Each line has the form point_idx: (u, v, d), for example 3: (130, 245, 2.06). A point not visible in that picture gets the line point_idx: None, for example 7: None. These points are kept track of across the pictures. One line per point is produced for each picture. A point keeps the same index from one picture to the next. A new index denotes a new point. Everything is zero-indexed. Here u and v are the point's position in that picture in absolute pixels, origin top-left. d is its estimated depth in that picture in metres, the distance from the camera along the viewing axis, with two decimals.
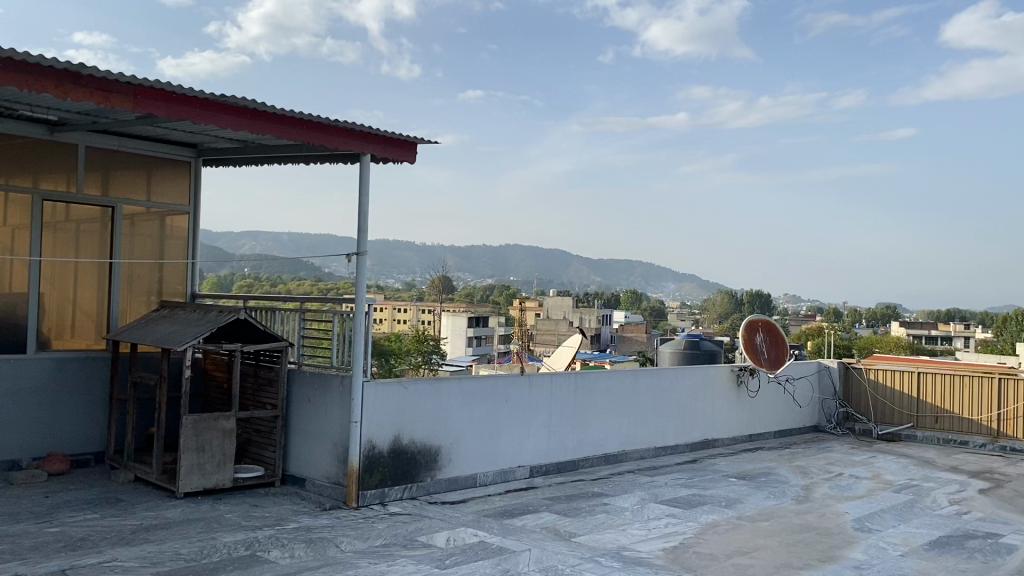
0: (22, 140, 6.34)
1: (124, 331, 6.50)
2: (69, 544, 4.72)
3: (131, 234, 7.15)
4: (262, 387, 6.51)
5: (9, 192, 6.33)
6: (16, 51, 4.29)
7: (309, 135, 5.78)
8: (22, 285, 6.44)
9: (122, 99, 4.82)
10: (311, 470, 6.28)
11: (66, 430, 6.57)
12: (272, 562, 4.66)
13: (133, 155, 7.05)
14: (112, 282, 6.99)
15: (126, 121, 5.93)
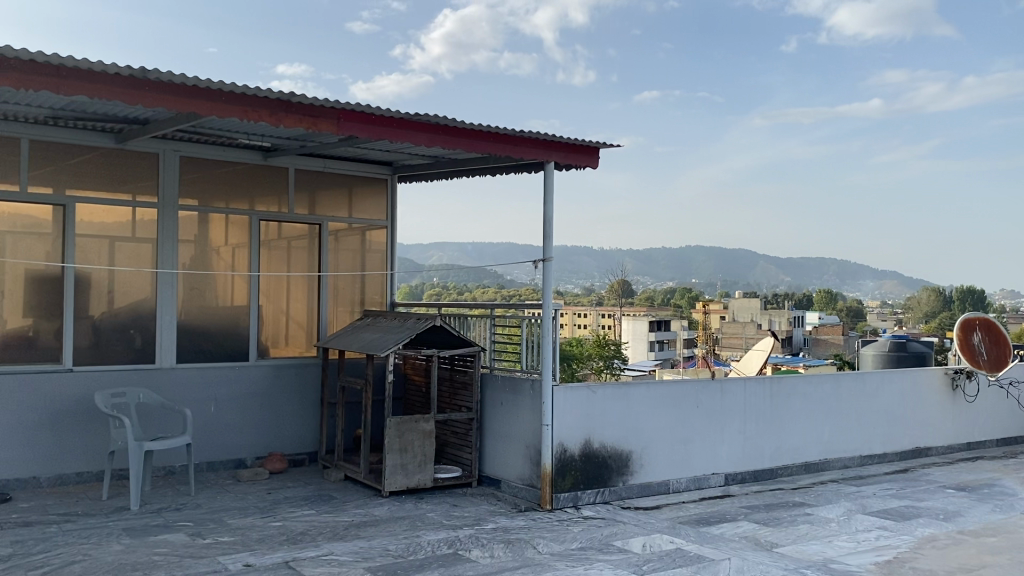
0: (240, 166, 6.98)
1: (332, 339, 6.95)
2: (291, 538, 5.09)
3: (336, 249, 7.61)
4: (458, 390, 6.74)
5: (230, 215, 6.96)
6: (235, 85, 4.71)
7: (497, 147, 5.93)
8: (242, 299, 7.03)
9: (327, 123, 5.16)
10: (506, 472, 6.43)
11: (284, 432, 7.10)
12: (474, 560, 4.80)
13: (335, 175, 7.53)
14: (320, 293, 7.49)
15: (329, 143, 6.35)
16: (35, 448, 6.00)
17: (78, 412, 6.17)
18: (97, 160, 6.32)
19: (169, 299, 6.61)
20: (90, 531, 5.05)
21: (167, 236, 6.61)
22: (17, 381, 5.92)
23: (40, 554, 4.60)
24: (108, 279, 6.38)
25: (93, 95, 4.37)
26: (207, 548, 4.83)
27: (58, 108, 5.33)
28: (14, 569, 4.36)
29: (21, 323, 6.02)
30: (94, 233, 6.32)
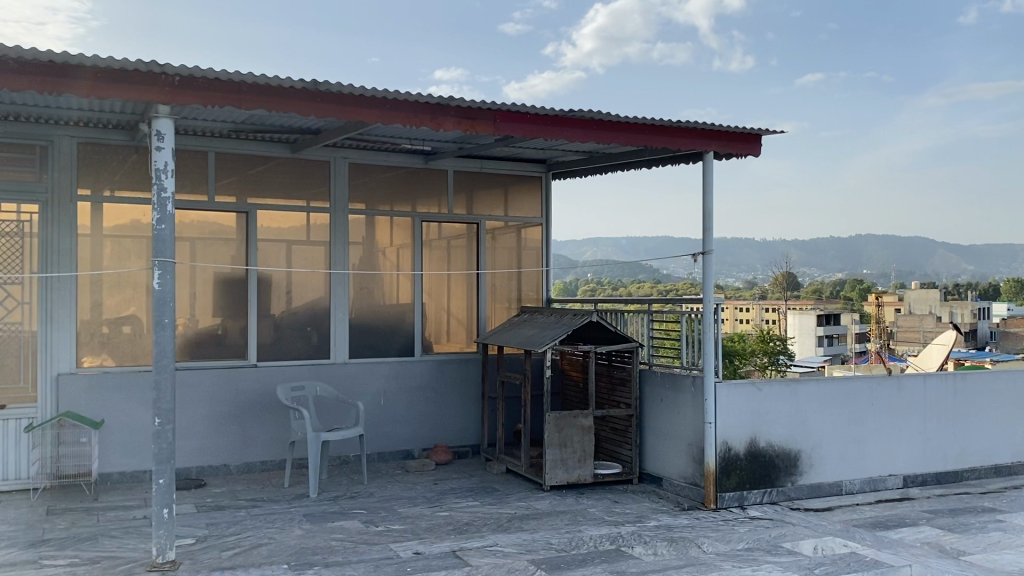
0: (403, 170, 7.25)
1: (491, 335, 7.08)
2: (457, 528, 5.24)
3: (494, 247, 7.75)
4: (616, 386, 6.71)
5: (394, 217, 7.24)
6: (399, 91, 4.90)
7: (652, 139, 5.85)
8: (406, 297, 7.30)
9: (484, 125, 5.28)
10: (667, 469, 6.34)
11: (447, 425, 7.33)
12: (637, 557, 4.77)
13: (492, 174, 7.67)
14: (479, 291, 7.65)
15: (487, 144, 6.48)
16: (225, 437, 6.50)
17: (262, 404, 6.63)
18: (275, 170, 6.75)
19: (341, 298, 6.98)
20: (274, 516, 5.42)
21: (338, 238, 6.97)
22: (209, 375, 6.44)
23: (232, 536, 4.97)
24: (285, 280, 6.80)
25: (270, 108, 4.68)
26: (379, 535, 5.06)
27: (241, 123, 5.75)
28: (210, 549, 4.73)
29: (212, 322, 6.53)
30: (273, 237, 6.75)
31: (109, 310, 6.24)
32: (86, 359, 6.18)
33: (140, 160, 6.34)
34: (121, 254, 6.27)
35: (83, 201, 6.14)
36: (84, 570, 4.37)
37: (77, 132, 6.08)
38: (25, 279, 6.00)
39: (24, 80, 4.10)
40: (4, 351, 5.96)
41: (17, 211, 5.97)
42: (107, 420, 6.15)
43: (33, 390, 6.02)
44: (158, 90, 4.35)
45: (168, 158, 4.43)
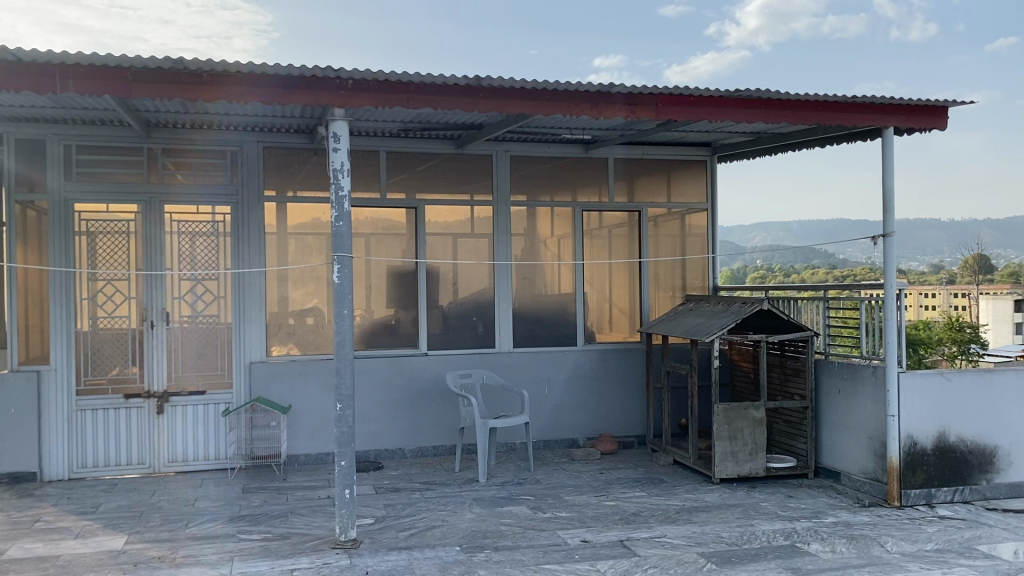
0: (564, 161, 7.29)
1: (655, 324, 6.98)
2: (625, 517, 5.23)
3: (657, 235, 7.61)
4: (789, 377, 6.45)
5: (555, 208, 7.28)
6: (558, 82, 4.92)
7: (825, 117, 5.56)
8: (570, 287, 7.33)
9: (646, 110, 5.20)
10: (845, 464, 6.04)
11: (613, 415, 7.31)
12: (814, 554, 4.57)
13: (655, 161, 7.56)
14: (642, 280, 7.53)
15: (649, 129, 6.40)
16: (399, 423, 6.80)
17: (433, 391, 6.87)
18: (441, 166, 6.97)
19: (505, 289, 7.11)
20: (446, 499, 5.61)
21: (502, 230, 7.10)
22: (383, 364, 6.75)
23: (408, 517, 5.20)
24: (452, 272, 7.01)
25: (435, 105, 4.83)
26: (547, 521, 5.13)
27: (409, 121, 5.97)
28: (388, 529, 4.96)
29: (386, 313, 6.84)
30: (440, 231, 6.97)
31: (293, 302, 6.66)
32: (275, 348, 6.64)
33: (319, 161, 6.71)
34: (303, 250, 6.67)
35: (269, 202, 6.58)
36: (276, 544, 4.71)
37: (263, 137, 6.52)
38: (221, 275, 6.52)
39: (213, 91, 4.45)
40: (204, 341, 6.50)
41: (212, 212, 6.50)
42: (294, 405, 6.59)
43: (228, 377, 6.54)
44: (332, 93, 4.59)
45: (344, 158, 4.66)
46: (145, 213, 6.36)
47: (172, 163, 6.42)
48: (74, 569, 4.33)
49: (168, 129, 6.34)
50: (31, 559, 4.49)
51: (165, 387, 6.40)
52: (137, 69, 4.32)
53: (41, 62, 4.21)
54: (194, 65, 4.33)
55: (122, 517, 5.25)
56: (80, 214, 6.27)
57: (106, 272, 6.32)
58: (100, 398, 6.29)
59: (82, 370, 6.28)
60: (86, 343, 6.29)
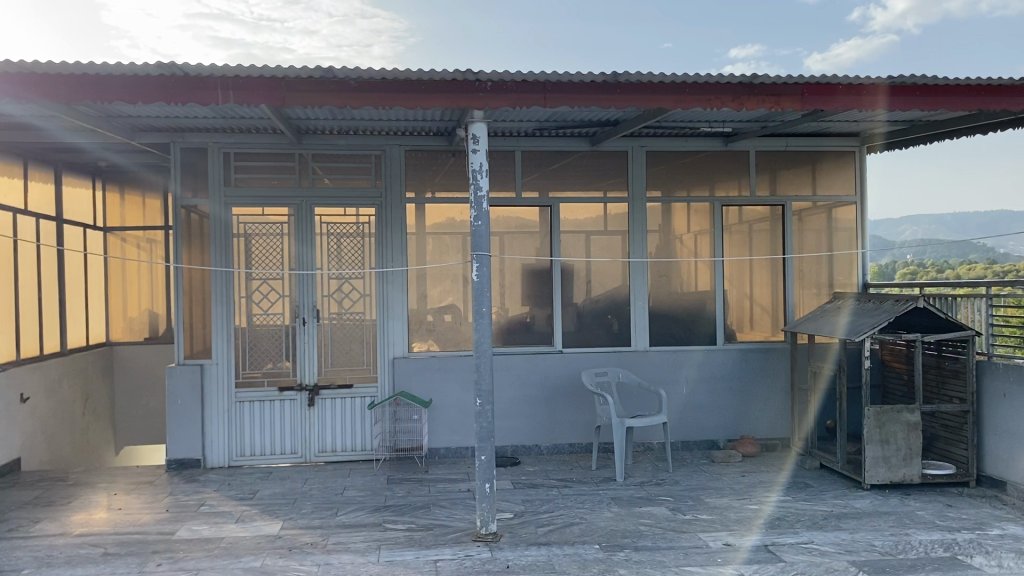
0: (701, 155, 7.14)
1: (800, 323, 6.73)
2: (769, 522, 5.07)
3: (801, 230, 7.33)
4: (948, 379, 6.08)
5: (692, 203, 7.15)
6: (698, 74, 4.83)
7: (989, 101, 5.19)
8: (708, 285, 7.17)
9: (791, 100, 5.02)
10: (1012, 473, 5.62)
11: (754, 416, 7.10)
12: (978, 568, 4.28)
13: (798, 153, 7.28)
14: (786, 277, 7.27)
15: (792, 120, 6.18)
16: (536, 419, 6.85)
17: (569, 389, 6.89)
18: (575, 163, 6.98)
19: (641, 286, 7.03)
20: (584, 497, 5.61)
21: (638, 227, 7.03)
22: (520, 361, 6.83)
23: (546, 513, 5.23)
24: (587, 270, 7.00)
25: (573, 103, 4.85)
26: (688, 523, 5.04)
27: (545, 120, 6.00)
28: (527, 524, 5.02)
29: (521, 310, 6.92)
30: (575, 229, 6.97)
31: (431, 300, 6.83)
32: (416, 344, 6.83)
33: (457, 162, 6.85)
34: (441, 249, 6.81)
35: (409, 203, 6.78)
36: (420, 535, 4.85)
37: (405, 141, 6.72)
38: (366, 274, 6.77)
39: (360, 98, 4.63)
40: (350, 337, 6.77)
41: (356, 214, 6.75)
42: (435, 400, 6.75)
43: (373, 371, 6.78)
44: (472, 96, 4.68)
45: (483, 159, 4.74)
46: (296, 215, 6.69)
47: (320, 168, 6.72)
48: (236, 551, 4.61)
49: (317, 135, 6.64)
50: (198, 540, 4.81)
51: (315, 380, 6.71)
52: (291, 78, 4.56)
53: (203, 75, 4.50)
54: (342, 74, 4.52)
55: (277, 504, 5.54)
56: (238, 217, 6.66)
57: (260, 272, 6.69)
58: (256, 390, 6.66)
59: (241, 364, 6.67)
60: (243, 338, 6.68)
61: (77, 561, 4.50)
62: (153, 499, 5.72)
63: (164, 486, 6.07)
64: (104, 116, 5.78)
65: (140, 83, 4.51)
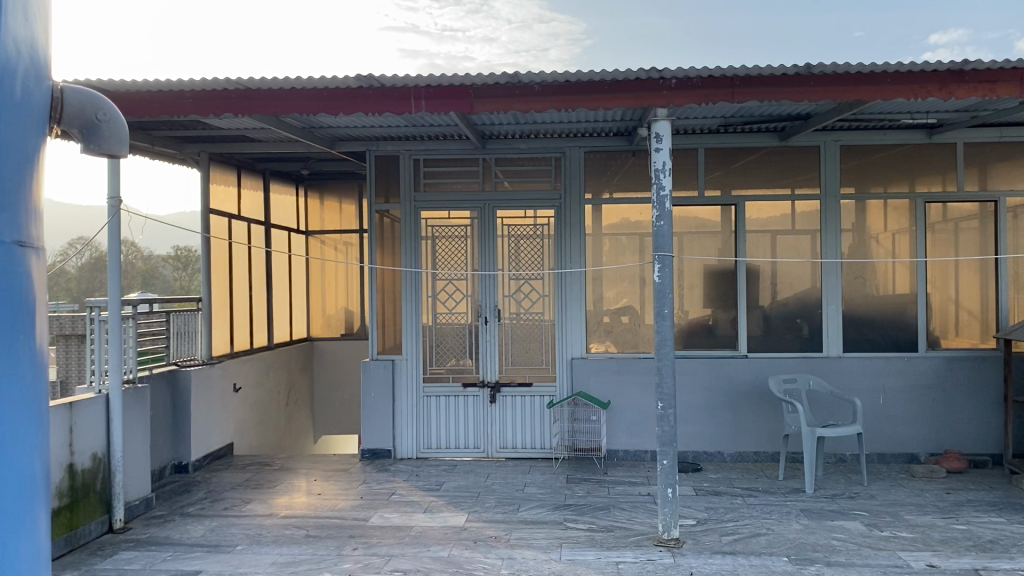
0: (901, 149, 6.69)
1: (1016, 330, 6.15)
2: (980, 544, 4.67)
3: (1017, 228, 6.69)
4: None
5: (890, 201, 6.71)
6: (900, 63, 4.52)
7: None
8: (907, 287, 6.70)
9: (1009, 87, 4.59)
10: None
11: (961, 429, 6.57)
12: None
13: (1014, 143, 6.64)
14: (998, 280, 6.67)
15: (1009, 108, 5.67)
16: (718, 425, 6.69)
17: (755, 394, 6.66)
18: (761, 161, 6.74)
19: (833, 289, 6.69)
20: (770, 507, 5.40)
21: (831, 226, 6.68)
22: (702, 364, 6.69)
23: (730, 522, 5.08)
24: (772, 271, 6.74)
25: (762, 99, 4.68)
26: (886, 541, 4.73)
27: (730, 116, 5.83)
28: (711, 532, 4.90)
29: (703, 313, 6.77)
30: (761, 228, 6.74)
31: (610, 301, 6.80)
32: (594, 345, 6.83)
33: (637, 162, 6.78)
34: (619, 250, 6.77)
35: (587, 203, 6.79)
36: (601, 536, 4.85)
37: (586, 142, 6.75)
38: (545, 275, 6.85)
39: (545, 101, 4.70)
40: (530, 337, 6.88)
41: (535, 215, 6.85)
42: (613, 401, 6.73)
43: (552, 371, 6.85)
44: (656, 94, 4.63)
45: (666, 158, 4.65)
46: (480, 218, 6.88)
47: (502, 171, 6.88)
48: (424, 540, 4.81)
49: (500, 140, 6.79)
50: (390, 528, 5.05)
51: (496, 378, 6.88)
52: (478, 86, 4.70)
53: (398, 86, 4.72)
54: (527, 78, 4.61)
55: (462, 496, 5.72)
56: (426, 221, 6.95)
57: (445, 272, 6.93)
58: (441, 385, 6.92)
59: (427, 360, 6.95)
60: (430, 335, 6.95)
61: (283, 541, 4.85)
62: (348, 486, 6.07)
63: (358, 474, 6.43)
64: (308, 127, 6.21)
65: (339, 94, 4.80)
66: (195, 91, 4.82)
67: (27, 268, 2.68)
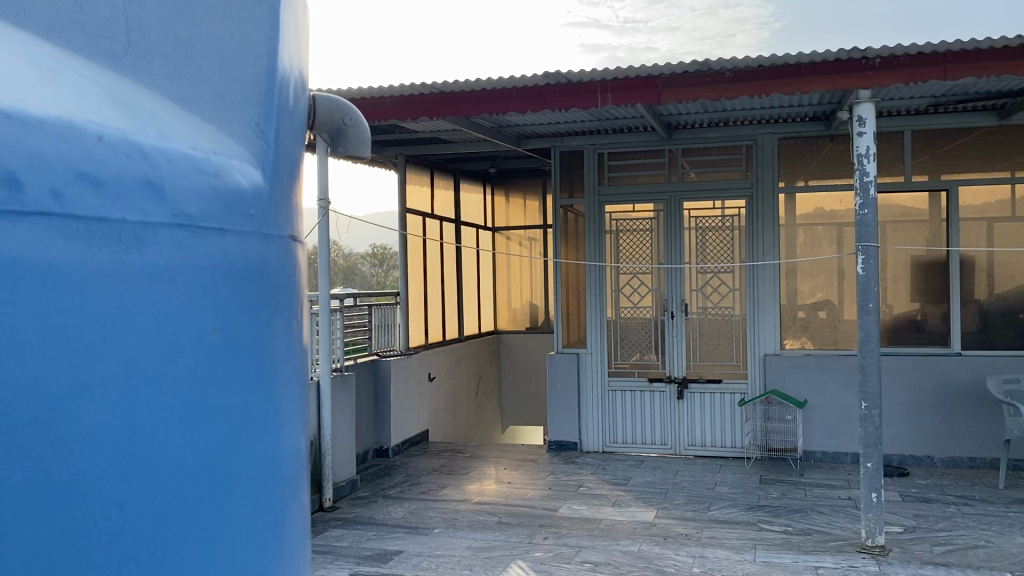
0: None
1: None
2: None
3: None
4: None
5: None
6: None
7: None
8: None
9: None
10: None
11: None
12: None
13: None
14: None
15: None
16: (927, 427, 6.24)
17: (970, 394, 6.15)
18: (979, 141, 6.19)
19: None
20: (990, 518, 4.97)
21: None
22: (908, 362, 6.26)
23: (944, 532, 4.73)
24: (989, 261, 6.19)
25: (981, 74, 4.29)
26: None
27: (941, 95, 5.42)
28: (921, 541, 4.58)
29: (910, 308, 6.33)
30: (977, 215, 6.20)
31: (805, 295, 6.51)
32: (789, 342, 6.56)
33: (836, 148, 6.43)
34: (815, 241, 6.46)
35: (780, 192, 6.52)
36: (799, 539, 4.66)
37: (779, 129, 6.48)
38: (736, 267, 6.65)
39: (737, 88, 4.56)
40: (720, 332, 6.71)
41: (723, 207, 6.66)
42: (810, 400, 6.43)
43: (744, 367, 6.64)
44: (858, 75, 4.36)
45: (870, 142, 4.40)
46: (665, 211, 6.78)
47: (689, 162, 6.74)
48: (614, 534, 4.82)
49: (687, 129, 6.67)
50: (579, 519, 5.11)
51: (685, 373, 6.77)
52: (666, 75, 4.64)
53: (586, 80, 4.75)
54: (718, 65, 4.49)
55: (651, 492, 5.68)
56: (610, 215, 6.94)
57: (630, 266, 6.89)
58: (628, 380, 6.90)
59: (613, 354, 6.95)
60: (615, 330, 6.95)
61: (477, 526, 5.02)
62: (537, 476, 6.19)
63: (547, 465, 6.53)
64: (497, 127, 6.38)
65: (528, 92, 4.89)
66: (395, 95, 5.09)
67: (298, 260, 2.23)
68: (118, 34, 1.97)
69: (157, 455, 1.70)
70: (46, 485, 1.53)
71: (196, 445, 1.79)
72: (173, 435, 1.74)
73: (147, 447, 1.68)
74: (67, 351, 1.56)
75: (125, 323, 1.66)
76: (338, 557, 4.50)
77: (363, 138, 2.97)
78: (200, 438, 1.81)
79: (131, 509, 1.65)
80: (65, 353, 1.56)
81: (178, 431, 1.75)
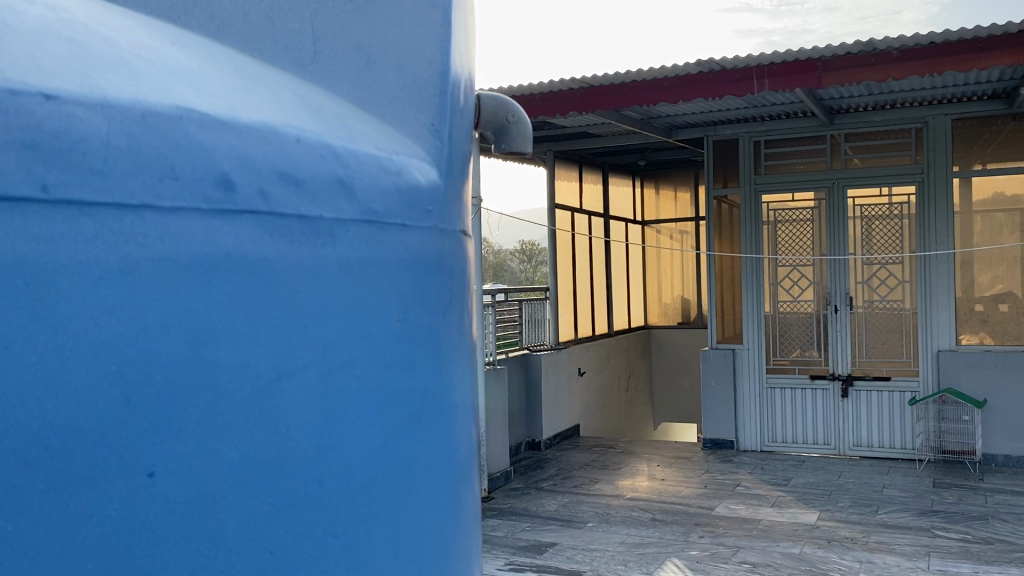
0: None
1: None
2: None
3: None
4: None
5: None
6: None
7: None
8: None
9: None
10: None
11: None
12: None
13: None
14: None
15: None
16: None
17: None
18: None
19: None
20: None
21: None
22: None
23: None
24: None
25: None
26: None
27: None
28: None
29: None
30: None
31: (984, 287, 6.04)
32: (965, 337, 6.13)
33: (1019, 127, 5.93)
34: (995, 229, 5.99)
35: (954, 176, 6.09)
36: (978, 548, 4.35)
37: (954, 109, 6.05)
38: (905, 258, 6.27)
39: (905, 68, 4.30)
40: (889, 327, 6.35)
41: (891, 194, 6.29)
42: (989, 400, 5.99)
43: (915, 364, 6.26)
44: None
45: None
46: (827, 199, 6.48)
47: (852, 147, 6.40)
48: (774, 535, 4.67)
49: (850, 113, 6.35)
50: (736, 519, 4.98)
51: (850, 370, 6.45)
52: (827, 57, 4.43)
53: (741, 66, 4.62)
54: (883, 45, 4.26)
55: (813, 493, 5.46)
56: (768, 205, 6.70)
57: (789, 258, 6.64)
58: (787, 377, 6.66)
59: (772, 350, 6.72)
60: (773, 325, 6.72)
61: (631, 522, 4.99)
62: (692, 473, 6.09)
63: (702, 463, 6.41)
64: (646, 118, 6.32)
65: (681, 81, 4.81)
66: (546, 92, 5.14)
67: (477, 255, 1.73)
68: (304, 44, 1.56)
69: (359, 453, 1.31)
70: (225, 485, 1.15)
71: (399, 445, 1.38)
72: (376, 434, 1.33)
73: (352, 443, 1.29)
74: (273, 332, 1.19)
75: (327, 306, 1.26)
76: (495, 547, 4.61)
77: (528, 135, 2.47)
78: (404, 437, 1.39)
79: (341, 522, 1.27)
80: (273, 334, 1.20)
81: (381, 429, 1.34)
